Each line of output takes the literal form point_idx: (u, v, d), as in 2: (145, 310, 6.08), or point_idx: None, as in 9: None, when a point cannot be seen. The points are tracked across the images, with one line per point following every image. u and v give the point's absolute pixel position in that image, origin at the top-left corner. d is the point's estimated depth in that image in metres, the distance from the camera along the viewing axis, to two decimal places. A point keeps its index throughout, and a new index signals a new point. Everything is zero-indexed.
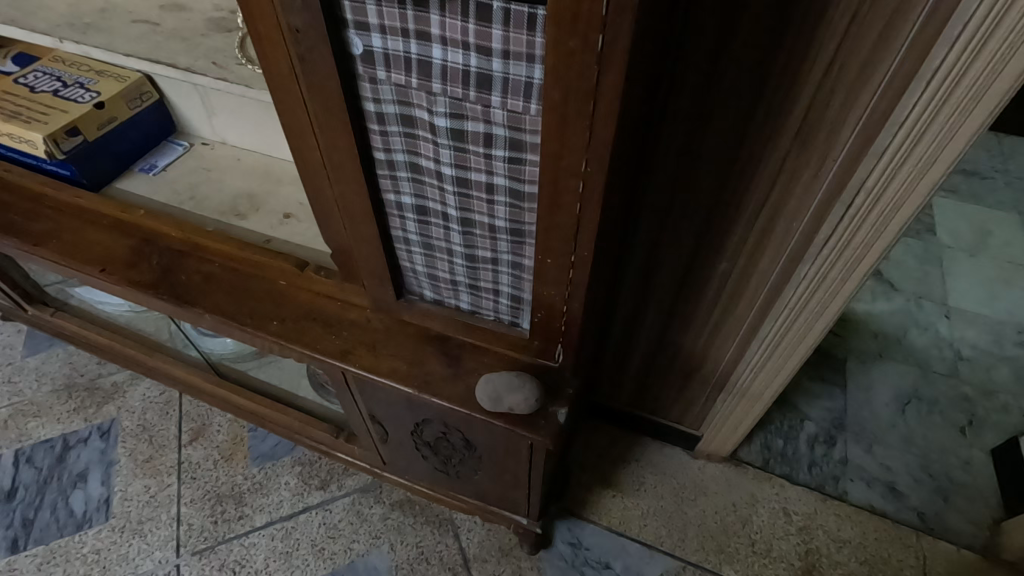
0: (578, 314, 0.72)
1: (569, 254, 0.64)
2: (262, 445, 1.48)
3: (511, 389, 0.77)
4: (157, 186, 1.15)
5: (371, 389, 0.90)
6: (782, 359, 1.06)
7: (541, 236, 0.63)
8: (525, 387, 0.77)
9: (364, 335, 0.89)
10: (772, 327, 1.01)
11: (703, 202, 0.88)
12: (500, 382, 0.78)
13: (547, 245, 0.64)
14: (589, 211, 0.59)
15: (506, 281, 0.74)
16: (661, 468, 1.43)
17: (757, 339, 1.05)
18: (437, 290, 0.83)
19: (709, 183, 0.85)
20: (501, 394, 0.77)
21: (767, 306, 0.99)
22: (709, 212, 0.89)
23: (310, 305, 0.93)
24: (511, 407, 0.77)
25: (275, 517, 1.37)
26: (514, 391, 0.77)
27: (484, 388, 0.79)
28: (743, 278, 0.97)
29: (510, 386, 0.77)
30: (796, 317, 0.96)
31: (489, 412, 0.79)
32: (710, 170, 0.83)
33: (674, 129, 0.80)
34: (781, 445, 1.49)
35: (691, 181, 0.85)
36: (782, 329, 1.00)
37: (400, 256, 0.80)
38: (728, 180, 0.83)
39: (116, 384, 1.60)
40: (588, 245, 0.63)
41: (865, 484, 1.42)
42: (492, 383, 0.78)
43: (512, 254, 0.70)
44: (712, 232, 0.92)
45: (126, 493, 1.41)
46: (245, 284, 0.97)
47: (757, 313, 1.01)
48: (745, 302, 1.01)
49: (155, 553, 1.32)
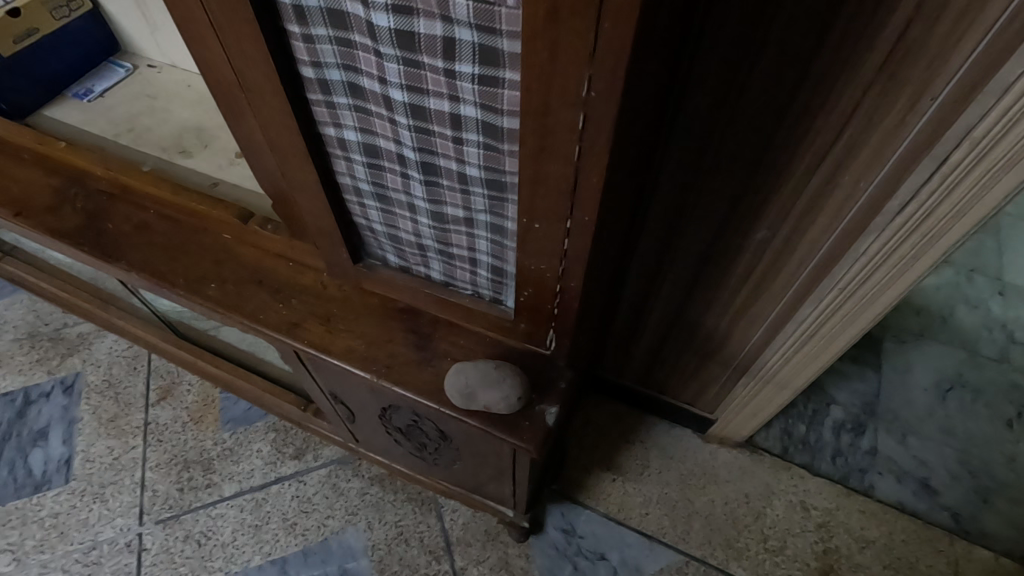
0: (575, 296, 0.55)
1: (565, 218, 0.47)
2: (234, 408, 1.37)
3: (487, 385, 0.62)
4: (92, 115, 0.97)
5: (326, 370, 0.75)
6: (821, 347, 0.89)
7: (525, 192, 0.46)
8: (504, 383, 0.61)
9: (318, 304, 0.74)
10: (815, 310, 0.84)
11: (744, 152, 0.69)
12: (474, 376, 0.62)
13: (532, 205, 0.47)
14: (594, 159, 0.41)
15: (485, 248, 0.58)
16: (668, 452, 1.30)
17: (794, 322, 0.88)
18: (402, 253, 0.67)
19: (754, 127, 0.66)
20: (475, 390, 0.62)
21: (811, 286, 0.81)
22: (750, 164, 0.70)
23: (256, 265, 0.78)
24: (487, 407, 0.62)
25: (244, 488, 1.26)
26: (490, 388, 0.62)
27: (454, 382, 0.63)
28: (786, 249, 0.79)
29: (487, 382, 0.62)
30: (847, 301, 0.79)
31: (460, 409, 0.64)
32: (757, 110, 0.64)
33: (715, 54, 0.61)
34: (803, 431, 1.34)
35: (731, 124, 0.67)
36: (826, 314, 0.83)
37: (353, 209, 0.63)
38: (781, 123, 0.64)
39: (81, 335, 1.48)
40: (592, 206, 0.45)
41: (895, 479, 1.28)
42: (464, 377, 0.62)
43: (491, 216, 0.53)
44: (752, 189, 0.73)
45: (88, 454, 1.31)
46: (181, 237, 0.81)
47: (797, 292, 0.84)
48: (784, 279, 0.83)
49: (116, 520, 1.23)
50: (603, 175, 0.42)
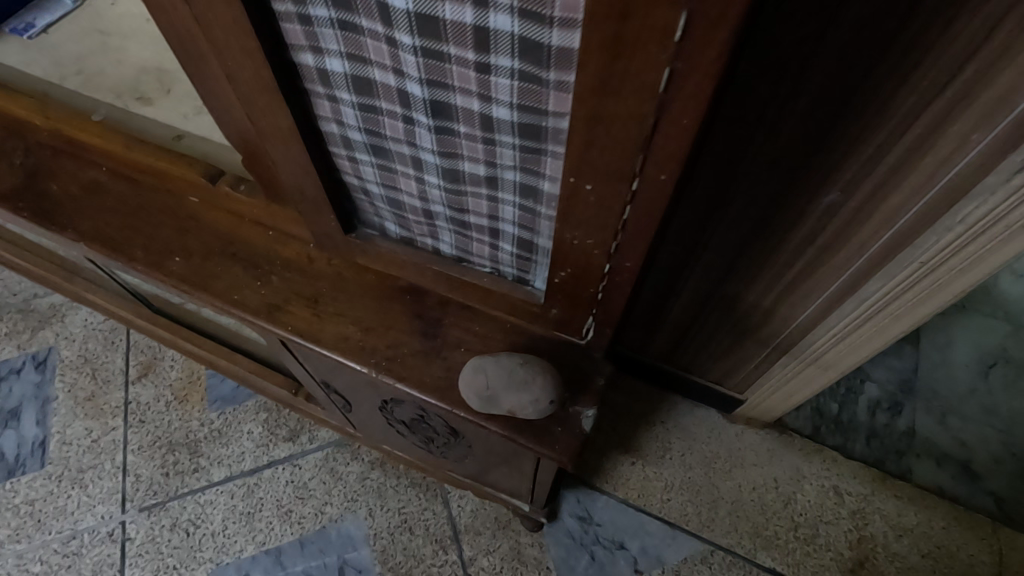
0: (629, 279, 0.43)
1: (631, 176, 0.34)
2: (222, 386, 1.26)
3: (513, 388, 0.50)
4: (33, 55, 0.82)
5: (316, 360, 0.64)
6: (885, 329, 0.77)
7: (580, 139, 0.33)
8: (534, 385, 0.49)
9: (304, 282, 0.62)
10: (883, 287, 0.72)
11: (825, 98, 0.56)
12: (497, 375, 0.50)
13: (585, 160, 0.34)
14: (691, 89, 0.28)
15: (511, 217, 0.45)
16: (691, 434, 1.20)
17: (851, 302, 0.77)
18: (404, 220, 0.54)
19: (845, 64, 0.52)
20: (498, 394, 0.50)
21: (880, 262, 0.69)
22: (832, 112, 0.57)
23: (229, 234, 0.65)
24: (512, 412, 0.51)
25: (235, 472, 1.17)
26: (517, 391, 0.50)
27: (471, 383, 0.51)
28: (857, 219, 0.66)
29: (514, 385, 0.50)
30: (928, 278, 0.67)
31: (478, 412, 0.53)
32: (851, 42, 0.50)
33: None
34: (836, 410, 1.25)
35: (814, 61, 0.53)
36: (895, 292, 0.71)
37: (342, 164, 0.50)
38: (882, 57, 0.51)
39: (53, 307, 1.36)
40: (672, 159, 0.32)
41: (934, 461, 1.19)
42: (485, 378, 0.50)
43: (522, 176, 0.41)
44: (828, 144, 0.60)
45: (65, 437, 1.21)
46: (140, 200, 0.68)
47: (861, 268, 0.72)
48: (848, 253, 0.71)
49: (97, 508, 1.14)
50: (700, 115, 0.29)
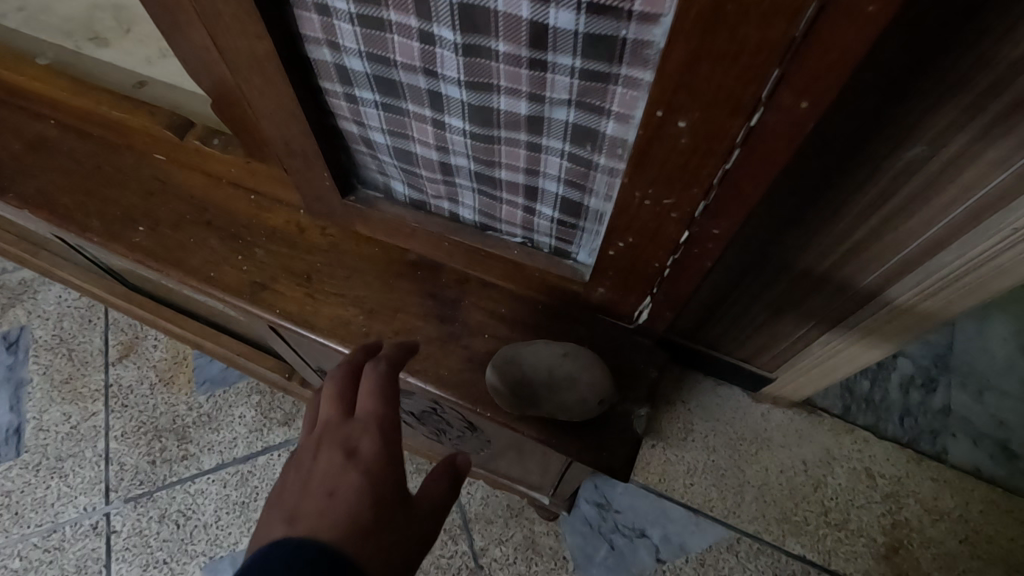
0: (713, 250, 0.34)
1: (755, 104, 0.24)
2: (210, 367, 1.17)
3: (557, 385, 0.41)
4: None
5: (311, 347, 0.54)
6: (935, 317, 0.67)
7: (688, 46, 0.23)
8: (578, 382, 0.41)
9: (292, 256, 0.52)
10: (934, 273, 0.60)
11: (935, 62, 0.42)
12: (535, 368, 0.42)
13: (685, 87, 0.24)
14: None
15: (558, 169, 0.36)
16: (715, 414, 1.12)
17: (892, 289, 0.66)
18: (414, 178, 0.44)
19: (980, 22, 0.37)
20: (539, 393, 0.42)
21: (931, 247, 0.58)
22: (947, 82, 0.42)
23: (204, 200, 0.55)
24: (551, 416, 0.42)
25: (226, 460, 1.09)
26: (561, 389, 0.41)
27: (504, 375, 0.42)
28: (916, 203, 0.54)
29: (558, 380, 0.41)
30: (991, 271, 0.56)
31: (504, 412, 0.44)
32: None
33: None
34: (868, 388, 1.16)
35: (946, 20, 0.38)
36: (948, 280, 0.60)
37: (337, 105, 0.39)
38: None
39: (24, 283, 1.25)
40: (825, 74, 0.22)
41: (970, 441, 1.12)
42: (524, 369, 0.42)
43: (580, 114, 0.31)
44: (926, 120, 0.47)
45: (41, 423, 1.13)
46: (96, 160, 0.57)
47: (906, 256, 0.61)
48: (898, 242, 0.59)
49: (78, 499, 1.06)
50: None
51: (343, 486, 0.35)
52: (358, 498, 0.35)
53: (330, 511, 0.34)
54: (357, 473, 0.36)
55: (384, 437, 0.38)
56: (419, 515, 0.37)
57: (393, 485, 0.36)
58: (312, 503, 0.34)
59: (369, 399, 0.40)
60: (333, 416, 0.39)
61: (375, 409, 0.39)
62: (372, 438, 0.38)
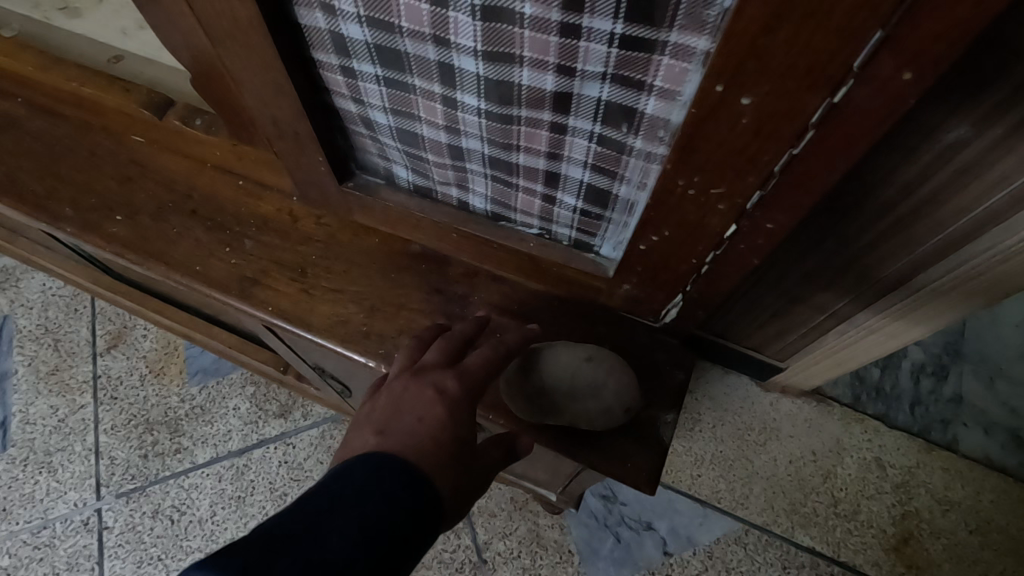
0: (762, 245, 0.32)
1: (844, 74, 0.22)
2: (202, 357, 1.13)
3: (579, 391, 0.40)
4: None
5: (307, 346, 0.50)
6: (975, 304, 0.62)
7: (768, 5, 0.20)
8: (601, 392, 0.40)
9: (284, 249, 0.47)
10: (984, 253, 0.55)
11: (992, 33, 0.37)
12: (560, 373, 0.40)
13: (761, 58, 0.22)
14: None
15: (589, 153, 0.32)
16: (723, 404, 1.10)
17: (926, 272, 0.61)
18: (420, 163, 0.40)
19: None
20: (560, 401, 0.40)
21: (980, 227, 0.53)
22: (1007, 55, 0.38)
23: (187, 186, 0.50)
24: (575, 424, 0.41)
25: (221, 453, 1.05)
26: (584, 395, 0.40)
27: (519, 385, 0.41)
28: (947, 191, 0.50)
29: (581, 386, 0.40)
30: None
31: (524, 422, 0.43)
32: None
33: None
34: (878, 376, 1.14)
35: None
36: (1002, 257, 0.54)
37: (333, 80, 0.35)
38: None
39: (5, 271, 1.20)
40: (932, 41, 0.20)
41: (982, 430, 1.10)
42: (545, 377, 0.40)
43: (615, 90, 0.27)
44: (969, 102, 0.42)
45: (28, 416, 1.09)
46: (69, 142, 0.52)
47: (946, 240, 0.56)
48: (937, 224, 0.54)
49: (68, 495, 1.03)
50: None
51: (433, 416, 0.36)
52: (445, 432, 0.35)
53: (416, 435, 0.35)
54: (445, 409, 0.36)
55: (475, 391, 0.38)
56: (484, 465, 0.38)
57: (468, 433, 0.37)
58: (401, 424, 0.36)
59: (475, 356, 0.39)
60: (437, 359, 0.39)
61: (478, 365, 0.39)
62: (468, 388, 0.38)
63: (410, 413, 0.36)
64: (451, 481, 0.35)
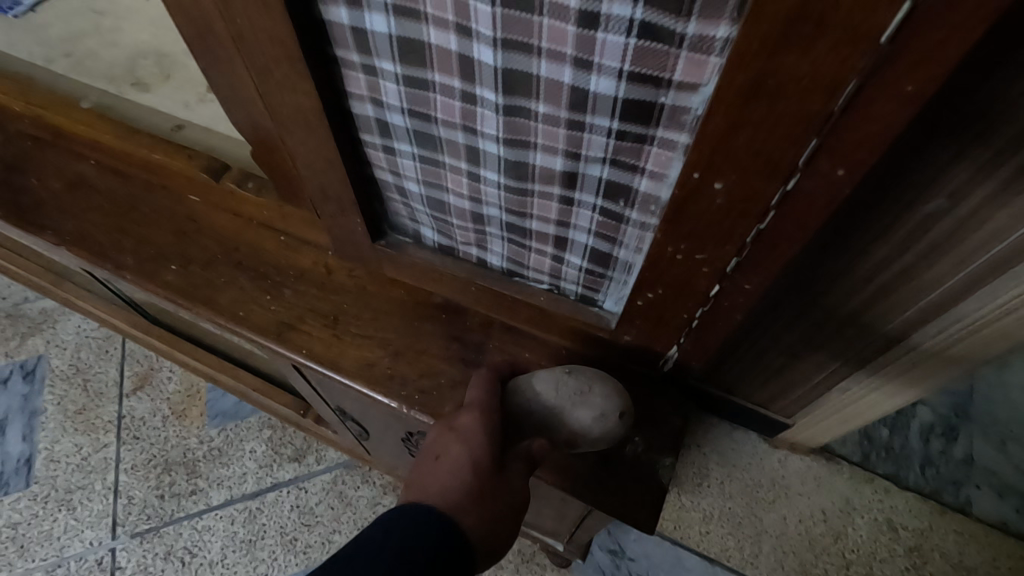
0: (744, 303, 0.36)
1: (797, 166, 0.27)
2: (223, 400, 1.17)
3: (568, 406, 0.43)
4: (17, 34, 0.73)
5: (333, 387, 0.54)
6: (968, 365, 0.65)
7: (730, 116, 0.25)
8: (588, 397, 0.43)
9: (321, 297, 0.53)
10: (963, 319, 0.58)
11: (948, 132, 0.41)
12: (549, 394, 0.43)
13: (736, 153, 0.27)
14: (924, 41, 0.20)
15: (590, 222, 0.37)
16: (731, 460, 1.10)
17: (913, 334, 0.64)
18: (445, 229, 0.46)
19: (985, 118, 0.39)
20: (551, 420, 0.43)
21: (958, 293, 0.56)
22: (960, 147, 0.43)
23: (234, 240, 0.56)
24: (573, 440, 0.43)
25: (236, 495, 1.08)
26: (575, 407, 0.43)
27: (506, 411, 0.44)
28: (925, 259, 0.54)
29: (569, 399, 0.43)
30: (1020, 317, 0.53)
31: (551, 455, 0.47)
32: (1016, 28, 0.33)
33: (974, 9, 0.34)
34: (887, 435, 1.14)
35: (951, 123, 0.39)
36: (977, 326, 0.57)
37: (375, 156, 0.41)
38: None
39: (45, 312, 1.27)
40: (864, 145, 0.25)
41: (995, 494, 1.09)
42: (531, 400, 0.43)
43: (613, 171, 0.32)
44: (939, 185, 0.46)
45: (52, 454, 1.12)
46: (133, 199, 0.59)
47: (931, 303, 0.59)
48: (920, 288, 0.58)
49: (85, 533, 1.05)
50: (938, 79, 0.21)
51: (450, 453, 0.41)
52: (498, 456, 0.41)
53: (439, 474, 0.40)
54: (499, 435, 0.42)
55: (488, 417, 0.43)
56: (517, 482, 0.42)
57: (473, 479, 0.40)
58: (425, 469, 0.41)
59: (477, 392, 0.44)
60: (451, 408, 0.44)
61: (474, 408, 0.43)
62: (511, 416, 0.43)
63: (430, 454, 0.42)
64: (474, 504, 0.39)
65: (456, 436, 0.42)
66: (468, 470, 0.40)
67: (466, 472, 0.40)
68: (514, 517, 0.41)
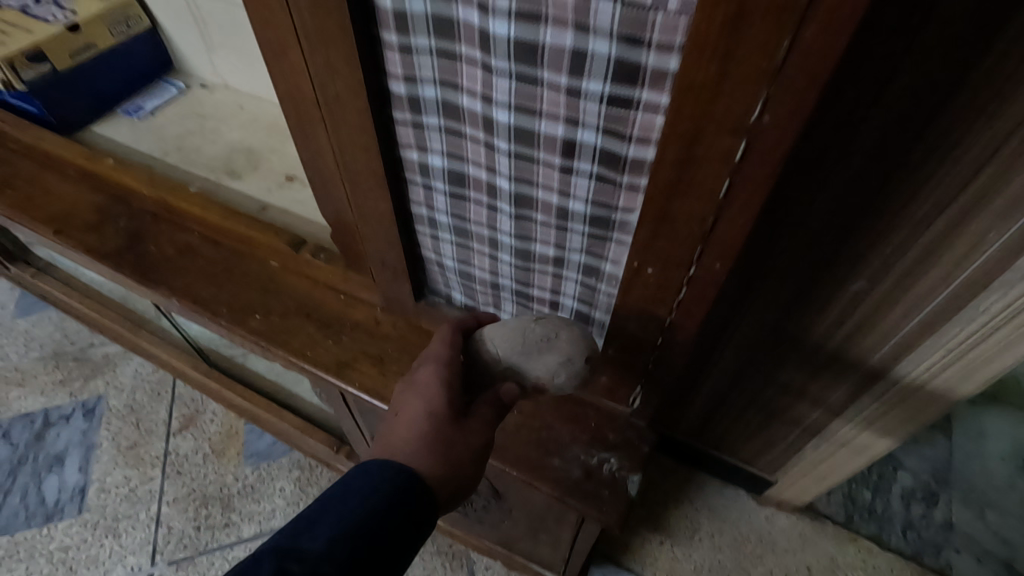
0: (680, 350, 0.50)
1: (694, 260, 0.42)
2: (258, 442, 1.29)
3: (532, 349, 0.50)
4: (141, 133, 0.93)
5: (375, 416, 0.68)
6: None
7: (649, 229, 0.41)
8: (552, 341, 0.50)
9: (371, 343, 0.67)
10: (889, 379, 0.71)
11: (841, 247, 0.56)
12: (513, 344, 0.51)
13: (656, 250, 0.42)
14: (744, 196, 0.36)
15: (573, 291, 0.54)
16: (721, 515, 1.19)
17: None
18: (471, 293, 0.62)
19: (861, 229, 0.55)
20: (513, 369, 0.51)
21: None
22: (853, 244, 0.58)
23: (304, 297, 0.72)
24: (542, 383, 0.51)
25: (264, 529, 1.18)
26: (539, 353, 0.50)
27: (471, 368, 0.53)
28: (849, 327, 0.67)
29: (536, 347, 0.50)
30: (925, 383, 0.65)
31: (546, 470, 0.61)
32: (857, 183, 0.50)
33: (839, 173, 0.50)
34: (869, 498, 1.22)
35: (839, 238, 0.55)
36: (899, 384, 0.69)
37: (424, 241, 0.58)
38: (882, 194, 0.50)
39: (108, 357, 1.43)
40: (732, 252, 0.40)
41: (974, 558, 1.15)
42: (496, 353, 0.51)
43: (587, 256, 0.49)
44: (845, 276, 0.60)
45: (104, 484, 1.25)
46: (227, 262, 0.76)
47: None
48: None
49: (127, 558, 1.16)
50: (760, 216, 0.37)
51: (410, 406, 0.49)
52: None
53: (402, 427, 0.48)
54: None
55: (445, 372, 0.51)
56: (476, 429, 0.49)
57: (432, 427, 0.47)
58: (393, 425, 0.49)
59: (441, 349, 0.52)
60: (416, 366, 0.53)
61: (432, 366, 0.51)
62: None
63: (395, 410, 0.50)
64: (433, 446, 0.47)
65: (417, 390, 0.50)
66: (425, 417, 0.48)
67: (424, 419, 0.48)
68: (477, 455, 0.48)
